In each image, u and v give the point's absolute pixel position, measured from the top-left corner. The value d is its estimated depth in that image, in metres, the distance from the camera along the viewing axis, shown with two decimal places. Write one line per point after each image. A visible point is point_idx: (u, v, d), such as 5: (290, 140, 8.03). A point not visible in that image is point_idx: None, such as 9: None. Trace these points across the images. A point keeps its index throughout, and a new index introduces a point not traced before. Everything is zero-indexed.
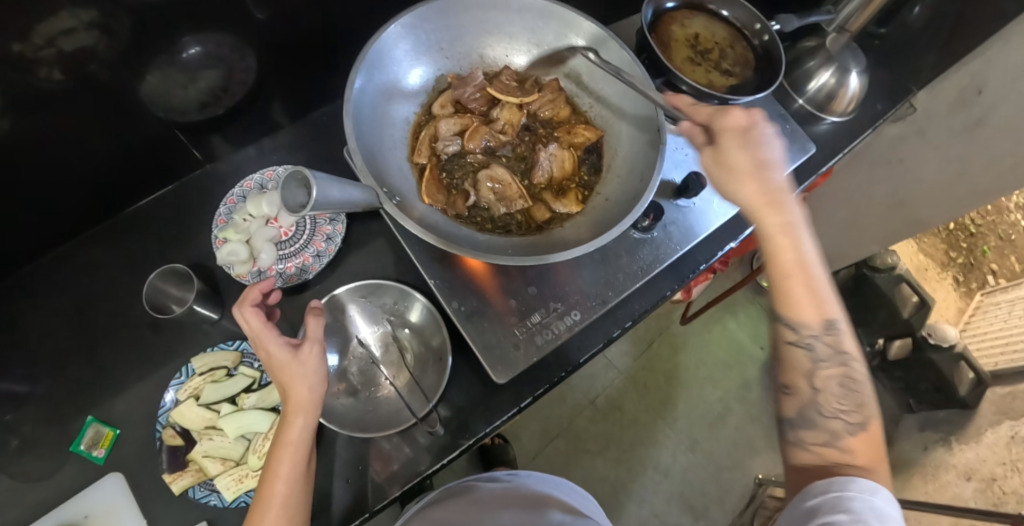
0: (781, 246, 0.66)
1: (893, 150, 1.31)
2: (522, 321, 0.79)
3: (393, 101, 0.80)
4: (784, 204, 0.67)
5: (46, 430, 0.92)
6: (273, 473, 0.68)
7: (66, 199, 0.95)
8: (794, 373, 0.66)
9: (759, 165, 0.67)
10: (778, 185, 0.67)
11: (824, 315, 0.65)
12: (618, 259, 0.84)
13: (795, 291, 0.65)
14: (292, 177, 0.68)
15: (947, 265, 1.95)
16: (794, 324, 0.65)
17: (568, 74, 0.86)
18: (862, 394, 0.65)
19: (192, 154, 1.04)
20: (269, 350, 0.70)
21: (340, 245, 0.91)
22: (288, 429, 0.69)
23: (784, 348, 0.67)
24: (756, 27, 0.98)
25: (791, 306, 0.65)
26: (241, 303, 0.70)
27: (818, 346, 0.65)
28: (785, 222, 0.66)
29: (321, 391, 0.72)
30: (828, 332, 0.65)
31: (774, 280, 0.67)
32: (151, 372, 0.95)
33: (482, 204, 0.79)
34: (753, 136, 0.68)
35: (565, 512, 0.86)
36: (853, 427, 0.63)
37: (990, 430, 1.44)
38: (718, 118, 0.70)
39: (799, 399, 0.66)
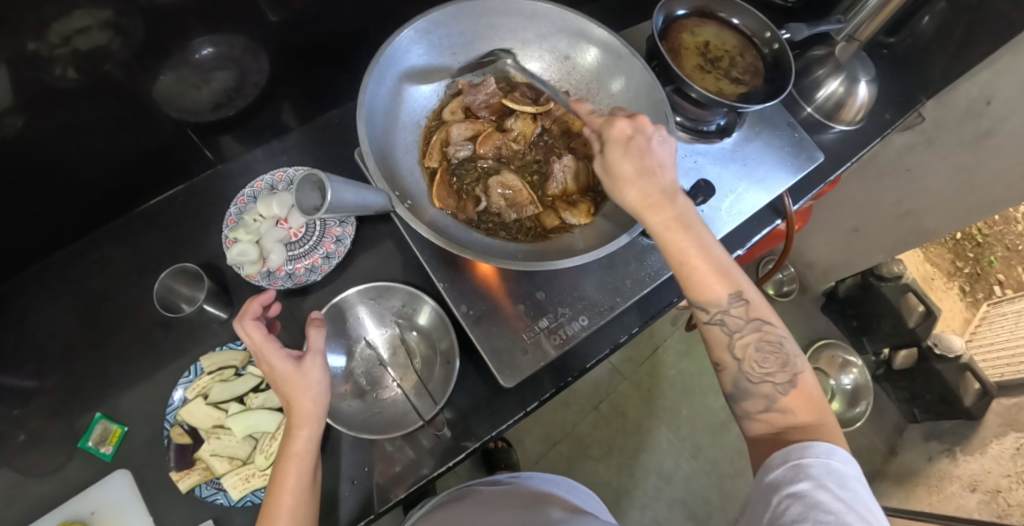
0: (672, 242, 0.66)
1: (900, 160, 1.32)
2: (531, 325, 0.80)
3: (406, 104, 0.81)
4: (667, 202, 0.67)
5: (54, 425, 0.93)
6: (280, 485, 0.68)
7: (78, 197, 0.96)
8: (718, 349, 0.68)
9: (641, 169, 0.67)
10: (665, 187, 0.67)
11: (733, 293, 0.66)
12: (626, 265, 0.84)
13: (700, 280, 0.66)
14: (307, 180, 0.67)
15: (953, 275, 1.95)
16: (704, 307, 0.66)
17: (580, 80, 0.86)
18: (784, 352, 0.65)
19: (203, 154, 1.05)
20: (271, 363, 0.70)
21: (349, 247, 0.92)
22: (293, 441, 0.69)
23: (702, 330, 0.68)
24: (766, 35, 0.98)
25: (697, 292, 0.66)
26: (242, 317, 0.71)
27: (729, 321, 0.66)
28: (672, 217, 0.66)
29: (325, 403, 0.72)
30: (736, 306, 0.66)
31: (678, 273, 0.67)
32: (159, 369, 0.95)
33: (492, 209, 0.79)
34: (636, 142, 0.67)
35: (566, 509, 0.84)
36: (782, 387, 0.64)
37: (996, 442, 1.43)
38: (605, 127, 0.69)
39: (729, 373, 0.67)
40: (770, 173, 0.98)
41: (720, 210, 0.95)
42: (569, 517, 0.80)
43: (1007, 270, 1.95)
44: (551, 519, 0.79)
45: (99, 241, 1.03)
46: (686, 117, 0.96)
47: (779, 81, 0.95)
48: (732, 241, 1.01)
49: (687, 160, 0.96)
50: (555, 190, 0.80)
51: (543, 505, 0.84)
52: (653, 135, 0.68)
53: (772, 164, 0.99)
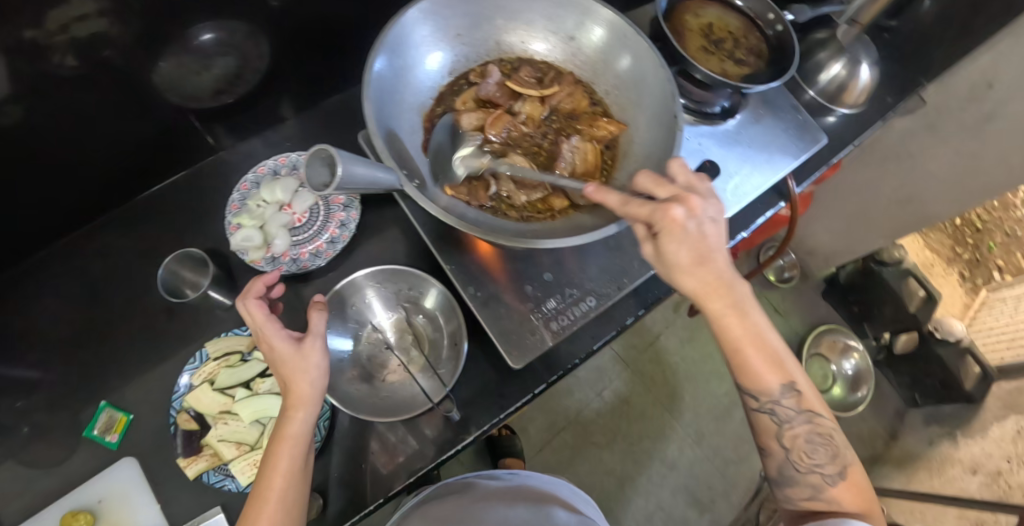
0: (730, 333, 0.67)
1: (902, 144, 1.32)
2: (539, 306, 0.79)
3: (411, 86, 0.80)
4: (723, 291, 0.66)
5: (59, 415, 0.92)
6: (272, 466, 0.68)
7: (78, 185, 0.95)
8: (765, 435, 0.69)
9: (701, 257, 0.64)
10: (721, 275, 0.66)
11: (785, 384, 0.67)
12: (633, 246, 0.84)
13: (755, 370, 0.67)
14: (317, 155, 0.66)
15: (952, 261, 1.95)
16: (756, 393, 0.68)
17: (584, 62, 0.86)
18: (834, 444, 0.68)
19: (205, 140, 1.04)
20: (272, 343, 0.71)
21: (354, 232, 0.91)
22: (288, 423, 0.69)
23: (752, 415, 0.70)
24: (768, 17, 0.98)
25: (750, 380, 0.68)
26: (245, 296, 0.71)
27: (780, 411, 0.68)
28: (730, 305, 0.66)
29: (322, 387, 0.72)
30: (786, 398, 0.68)
31: (730, 356, 0.68)
32: (164, 358, 0.95)
33: (502, 191, 0.78)
34: (690, 230, 0.63)
35: (569, 512, 0.87)
36: (831, 478, 0.67)
37: (996, 424, 1.44)
38: (656, 215, 0.62)
39: (775, 458, 0.70)
40: (774, 156, 0.98)
41: (726, 191, 0.94)
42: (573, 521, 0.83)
43: (1006, 256, 1.96)
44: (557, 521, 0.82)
45: (100, 231, 1.02)
46: (690, 100, 0.96)
47: (783, 62, 0.94)
48: (736, 222, 1.01)
49: (692, 143, 0.96)
50: (564, 170, 0.79)
51: (547, 506, 0.86)
52: (704, 218, 0.63)
53: (775, 148, 0.99)
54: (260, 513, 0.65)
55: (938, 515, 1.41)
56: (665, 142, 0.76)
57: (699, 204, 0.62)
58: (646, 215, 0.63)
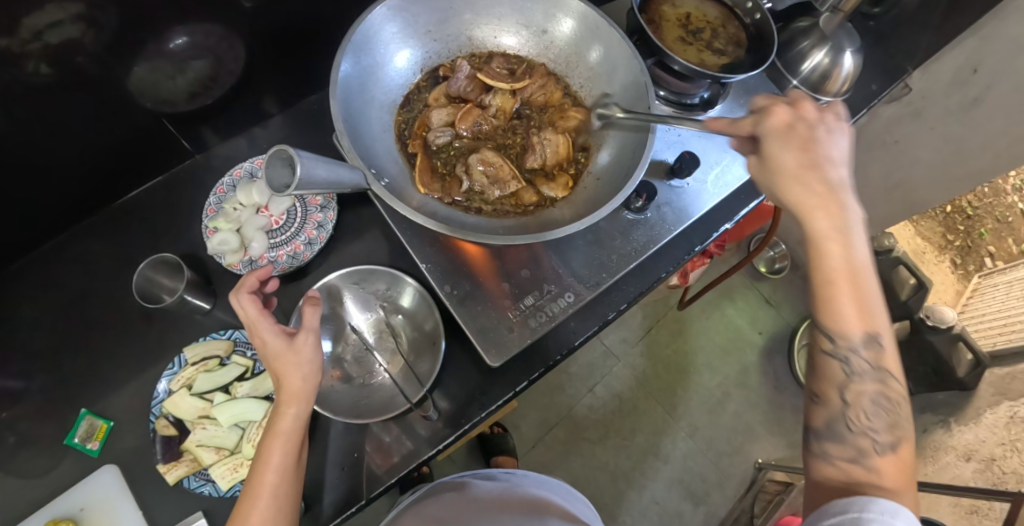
0: (828, 253, 0.61)
1: (888, 132, 1.32)
2: (517, 304, 0.79)
3: (380, 84, 0.79)
4: (836, 210, 0.62)
5: (41, 425, 0.91)
6: (264, 462, 0.67)
7: (55, 192, 0.94)
8: (826, 382, 0.63)
9: (811, 164, 0.63)
10: (833, 188, 0.63)
11: (869, 334, 0.61)
12: (612, 240, 0.84)
13: (841, 305, 0.61)
14: (278, 156, 0.65)
15: (944, 248, 1.95)
16: (832, 333, 0.62)
17: (556, 55, 0.85)
18: (897, 414, 0.61)
19: (182, 143, 1.03)
20: (263, 337, 0.71)
21: (331, 233, 0.90)
22: (280, 418, 0.68)
23: (821, 359, 0.63)
24: (747, 6, 0.97)
25: (834, 318, 0.61)
26: (238, 289, 0.71)
27: (854, 360, 0.61)
28: (838, 226, 0.62)
29: (315, 382, 0.71)
30: (870, 350, 0.61)
31: (817, 287, 0.62)
32: (145, 364, 0.94)
33: (474, 186, 0.78)
34: (798, 129, 0.65)
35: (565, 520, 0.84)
36: (881, 446, 0.60)
37: (989, 411, 1.45)
38: (761, 122, 0.66)
39: (828, 410, 0.63)
40: None
41: (706, 181, 0.90)
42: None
43: (998, 242, 1.95)
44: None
45: (79, 238, 1.01)
46: (669, 90, 0.96)
47: (762, 51, 0.93)
48: (720, 214, 0.93)
49: (672, 134, 0.91)
50: (534, 163, 0.79)
51: (542, 515, 0.83)
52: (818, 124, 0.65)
53: None
54: (253, 509, 0.65)
55: (933, 502, 1.41)
56: (637, 134, 0.76)
57: (812, 109, 0.65)
58: (750, 125, 0.67)
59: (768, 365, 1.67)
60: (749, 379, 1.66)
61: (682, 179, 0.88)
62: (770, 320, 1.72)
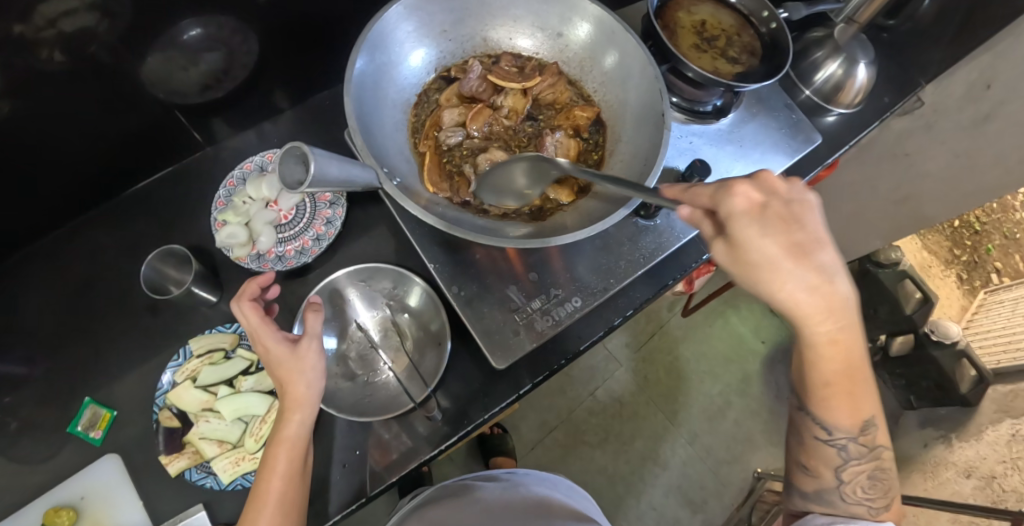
0: (828, 357, 0.61)
1: (898, 145, 1.29)
2: (524, 306, 0.79)
3: (394, 82, 0.79)
4: (836, 307, 0.58)
5: (44, 411, 0.92)
6: (270, 469, 0.68)
7: (64, 180, 0.94)
8: (821, 463, 0.67)
9: (792, 260, 0.57)
10: (828, 277, 0.58)
11: (861, 424, 0.64)
12: (620, 246, 0.84)
13: (835, 402, 0.63)
14: (291, 152, 0.65)
15: (951, 262, 1.93)
16: (828, 426, 0.65)
17: (570, 58, 0.84)
18: (888, 481, 0.67)
19: (193, 135, 1.03)
20: (266, 344, 0.71)
21: (340, 230, 0.90)
22: (285, 425, 0.69)
23: (815, 444, 0.67)
24: (763, 15, 0.97)
25: (827, 412, 0.64)
26: (240, 298, 0.71)
27: (851, 446, 0.66)
28: (838, 326, 0.59)
29: (319, 388, 0.72)
30: (860, 436, 0.65)
31: (815, 385, 0.63)
32: (149, 355, 0.94)
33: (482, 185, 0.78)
34: (778, 214, 0.57)
35: (572, 517, 0.83)
36: (875, 510, 0.66)
37: (991, 428, 1.44)
38: (719, 198, 0.58)
39: (820, 482, 0.68)
40: (766, 156, 0.97)
41: None
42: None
43: (1004, 258, 1.95)
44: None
45: (86, 226, 1.01)
46: (683, 98, 0.96)
47: (777, 60, 0.93)
48: None
49: (683, 141, 0.95)
50: None
51: (548, 515, 0.83)
52: (791, 198, 0.58)
53: (768, 146, 0.98)
54: (259, 515, 0.66)
55: (930, 518, 1.40)
56: (649, 140, 0.75)
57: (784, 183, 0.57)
58: (712, 200, 0.59)
59: (770, 374, 1.67)
60: (751, 389, 1.65)
61: None
62: (774, 330, 1.71)
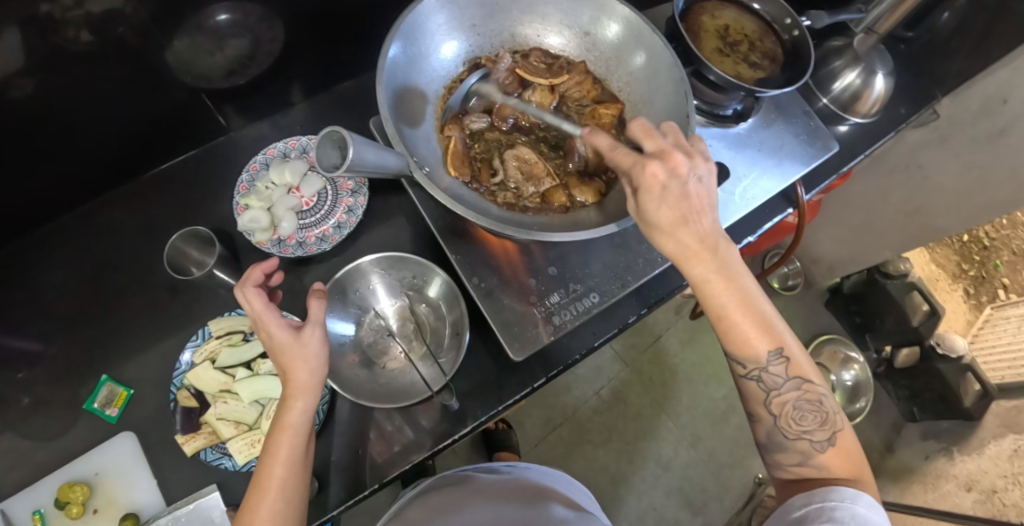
0: (714, 299, 0.64)
1: (913, 157, 1.31)
2: (543, 300, 0.80)
3: (424, 74, 0.80)
4: (708, 256, 0.63)
5: (60, 388, 0.93)
6: (272, 455, 0.67)
7: (87, 159, 0.95)
8: (754, 403, 0.67)
9: (679, 220, 0.62)
10: (704, 235, 0.63)
11: (774, 353, 0.64)
12: (638, 244, 0.84)
13: (739, 338, 0.64)
14: (329, 137, 0.66)
15: (958, 277, 1.94)
16: (744, 363, 0.65)
17: (597, 57, 0.85)
18: (826, 409, 0.65)
19: (218, 120, 1.04)
20: (270, 330, 0.71)
21: (360, 218, 0.91)
22: (287, 412, 0.69)
23: (740, 382, 0.67)
24: (786, 22, 0.97)
25: (739, 347, 0.64)
26: (244, 284, 0.71)
27: (769, 380, 0.65)
28: (716, 270, 0.63)
29: (321, 376, 0.72)
30: (778, 364, 0.64)
31: (716, 325, 0.65)
32: (166, 334, 0.95)
33: (508, 182, 0.77)
34: (671, 187, 0.62)
35: (569, 507, 0.82)
36: (820, 445, 0.64)
37: (993, 442, 1.44)
38: (635, 170, 0.62)
39: (765, 425, 0.67)
40: (783, 162, 0.98)
41: (734, 194, 0.95)
42: (574, 517, 0.78)
43: (1012, 275, 1.95)
44: (557, 516, 0.77)
45: (107, 206, 1.02)
46: (703, 101, 0.97)
47: (798, 68, 0.93)
48: (742, 228, 1.01)
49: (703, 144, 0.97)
50: (576, 164, 0.77)
51: (546, 500, 0.82)
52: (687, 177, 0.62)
53: (785, 154, 0.99)
54: (262, 502, 0.65)
55: None
56: None
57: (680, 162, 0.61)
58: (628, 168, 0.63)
59: None
60: None
61: None
62: None
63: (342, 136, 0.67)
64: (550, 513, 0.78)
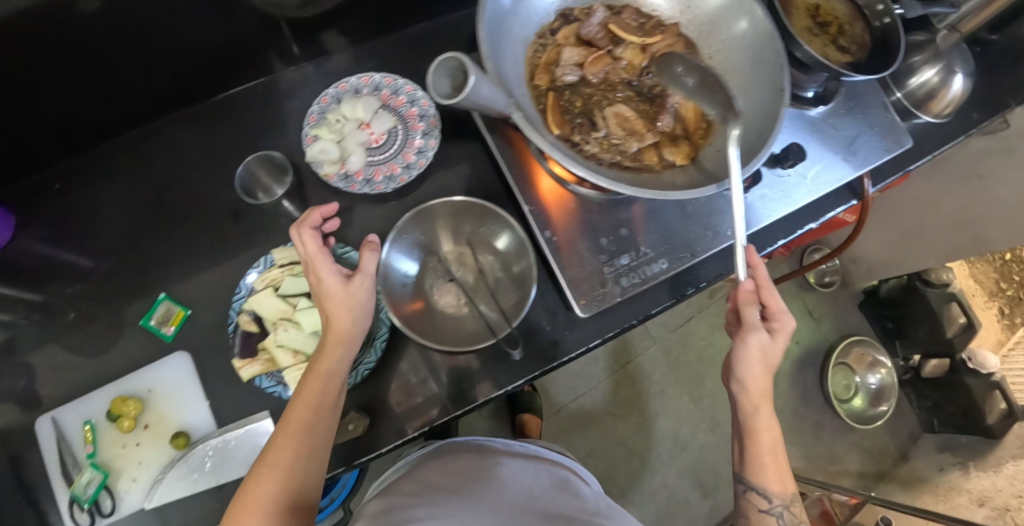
0: (761, 430, 0.75)
1: (973, 165, 1.28)
2: (613, 261, 0.80)
3: (520, 17, 0.78)
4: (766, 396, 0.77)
5: (119, 299, 0.95)
6: (303, 395, 0.70)
7: (157, 77, 0.94)
8: None
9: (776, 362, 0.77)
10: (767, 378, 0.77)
11: (790, 493, 0.75)
12: (709, 216, 0.83)
13: (768, 468, 0.75)
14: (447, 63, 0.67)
15: (995, 295, 1.91)
16: (765, 493, 0.74)
17: (693, 18, 0.82)
18: None
19: (290, 49, 1.01)
20: (320, 273, 0.74)
21: (430, 160, 0.91)
22: (324, 357, 0.72)
23: (756, 516, 0.74)
24: (877, 8, 0.93)
25: (762, 479, 0.75)
26: (301, 224, 0.75)
27: (785, 515, 0.74)
28: (767, 410, 0.76)
29: (361, 327, 0.75)
30: (791, 506, 0.74)
31: (750, 454, 0.76)
32: (224, 259, 0.95)
33: (611, 137, 0.76)
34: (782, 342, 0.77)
35: (594, 494, 0.83)
36: None
37: (1011, 462, 1.45)
38: (779, 314, 0.76)
39: None
40: (859, 150, 0.96)
41: (807, 177, 0.93)
42: (605, 509, 0.79)
43: None
44: (591, 509, 0.76)
45: (171, 126, 1.02)
46: None
47: (884, 58, 0.90)
48: (809, 213, 0.98)
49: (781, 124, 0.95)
50: (665, 124, 0.76)
51: (574, 486, 0.82)
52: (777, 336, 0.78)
53: (862, 141, 0.97)
54: (285, 439, 0.67)
55: None
56: (769, 106, 0.73)
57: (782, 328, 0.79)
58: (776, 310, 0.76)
59: (798, 375, 1.74)
60: None
61: (783, 169, 0.93)
62: (809, 331, 1.77)
63: (458, 64, 0.68)
64: (582, 499, 0.79)
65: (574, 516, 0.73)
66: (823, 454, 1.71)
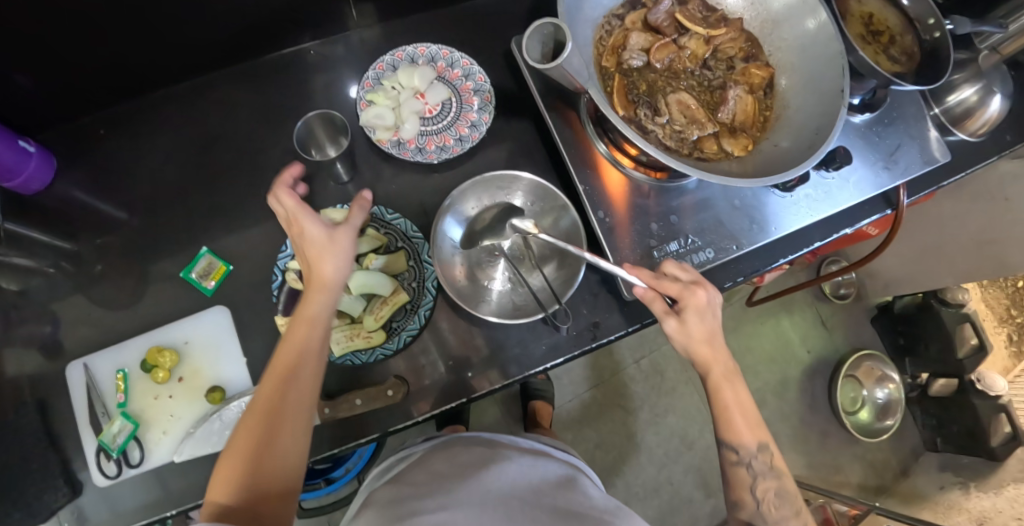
0: (722, 397, 0.76)
1: (1000, 188, 1.29)
2: (662, 245, 0.85)
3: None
4: (718, 358, 0.76)
5: (161, 250, 0.95)
6: (288, 342, 0.72)
7: (214, 33, 0.93)
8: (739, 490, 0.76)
9: (711, 335, 0.76)
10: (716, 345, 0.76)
11: (761, 444, 0.75)
12: (754, 212, 0.89)
13: (736, 424, 0.75)
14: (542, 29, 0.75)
15: (1005, 321, 1.92)
16: (735, 447, 0.76)
17: (757, 11, 0.83)
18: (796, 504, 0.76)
19: (349, 13, 0.99)
20: (303, 227, 0.76)
21: (482, 135, 0.94)
22: (310, 304, 0.74)
23: (730, 473, 0.77)
24: (928, 22, 0.93)
25: (732, 434, 0.75)
26: (279, 185, 0.77)
27: (756, 466, 0.76)
28: (728, 374, 0.76)
29: (344, 275, 0.77)
30: (760, 455, 0.76)
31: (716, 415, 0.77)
32: (267, 218, 0.96)
33: (672, 123, 0.79)
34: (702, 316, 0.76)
35: (600, 491, 0.78)
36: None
37: (1013, 484, 1.46)
38: (685, 293, 0.75)
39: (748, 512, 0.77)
40: (900, 160, 0.97)
41: (849, 182, 0.94)
42: (610, 505, 0.73)
43: None
44: (595, 503, 0.71)
45: (220, 81, 1.01)
46: None
47: (933, 70, 0.91)
48: (842, 218, 0.99)
49: None
50: (724, 115, 0.79)
51: (580, 483, 0.77)
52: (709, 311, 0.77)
53: (903, 150, 0.98)
54: (270, 386, 0.69)
55: None
56: (826, 103, 0.75)
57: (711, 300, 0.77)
58: (676, 292, 0.75)
59: (807, 383, 1.76)
60: None
61: (827, 171, 0.93)
62: (821, 341, 1.79)
63: (550, 32, 0.75)
64: (588, 497, 0.74)
65: (586, 514, 0.68)
66: (826, 463, 1.73)
